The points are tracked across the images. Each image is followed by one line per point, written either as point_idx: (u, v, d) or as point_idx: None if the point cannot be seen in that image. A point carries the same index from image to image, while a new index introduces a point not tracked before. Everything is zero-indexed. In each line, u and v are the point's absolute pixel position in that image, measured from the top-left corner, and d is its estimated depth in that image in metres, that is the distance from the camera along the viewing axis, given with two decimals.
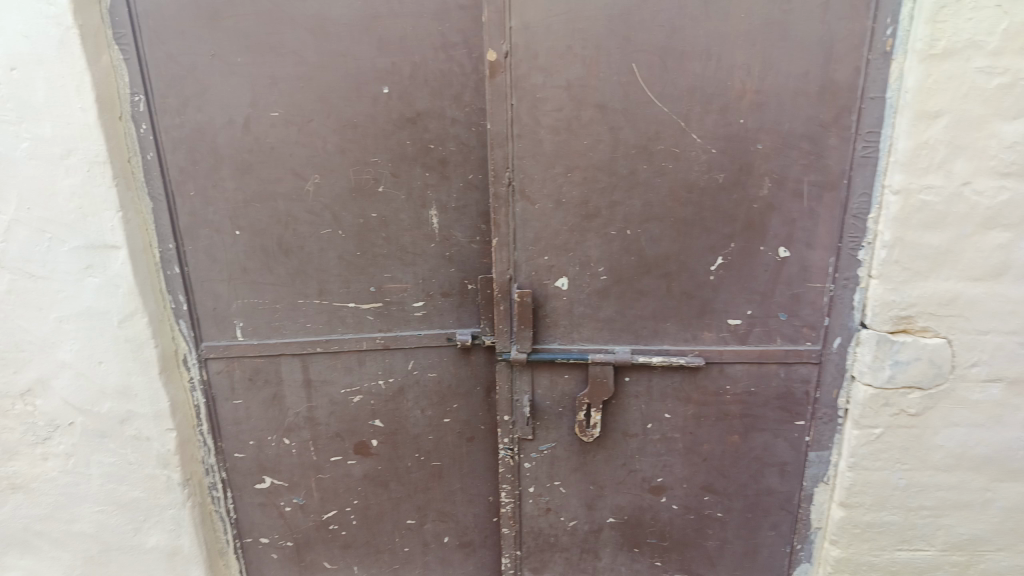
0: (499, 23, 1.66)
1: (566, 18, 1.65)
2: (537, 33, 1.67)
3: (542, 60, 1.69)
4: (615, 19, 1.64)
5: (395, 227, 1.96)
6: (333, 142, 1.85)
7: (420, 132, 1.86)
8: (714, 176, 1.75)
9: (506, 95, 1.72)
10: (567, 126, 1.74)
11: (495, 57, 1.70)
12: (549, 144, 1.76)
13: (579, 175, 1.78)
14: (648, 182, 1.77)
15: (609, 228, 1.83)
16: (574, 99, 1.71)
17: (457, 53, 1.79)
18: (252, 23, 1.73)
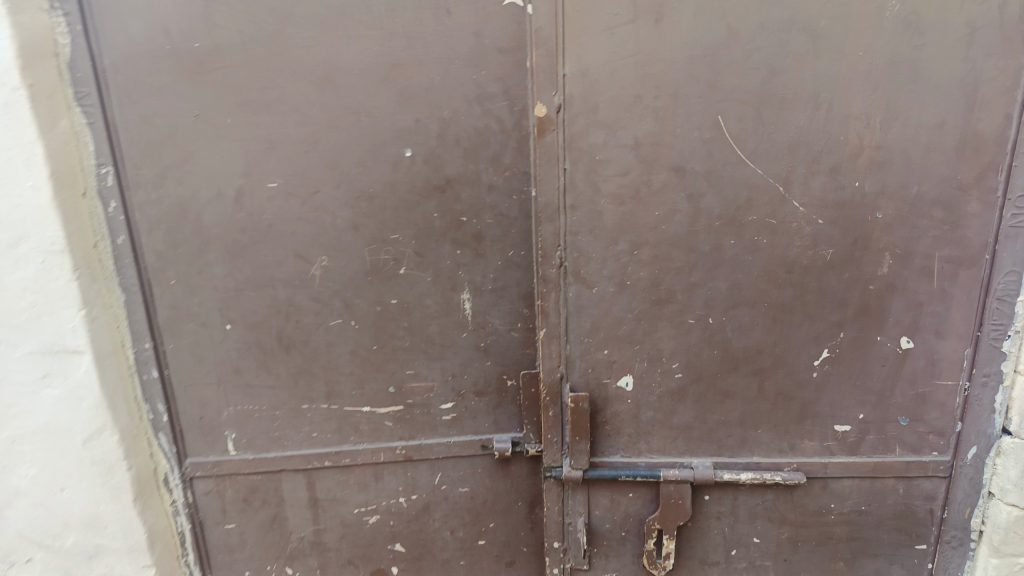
0: (551, 70, 1.34)
1: (636, 62, 1.33)
2: (598, 81, 1.34)
3: (603, 113, 1.36)
4: (697, 62, 1.31)
5: (419, 314, 1.60)
6: (343, 216, 1.51)
7: (450, 201, 1.52)
8: (822, 253, 1.40)
9: (558, 157, 1.39)
10: (633, 194, 1.39)
11: (545, 112, 1.37)
12: (611, 215, 1.42)
13: (649, 253, 1.43)
14: (736, 260, 1.42)
15: (685, 317, 1.47)
16: (643, 161, 1.37)
17: (494, 106, 1.46)
18: (245, 76, 1.41)
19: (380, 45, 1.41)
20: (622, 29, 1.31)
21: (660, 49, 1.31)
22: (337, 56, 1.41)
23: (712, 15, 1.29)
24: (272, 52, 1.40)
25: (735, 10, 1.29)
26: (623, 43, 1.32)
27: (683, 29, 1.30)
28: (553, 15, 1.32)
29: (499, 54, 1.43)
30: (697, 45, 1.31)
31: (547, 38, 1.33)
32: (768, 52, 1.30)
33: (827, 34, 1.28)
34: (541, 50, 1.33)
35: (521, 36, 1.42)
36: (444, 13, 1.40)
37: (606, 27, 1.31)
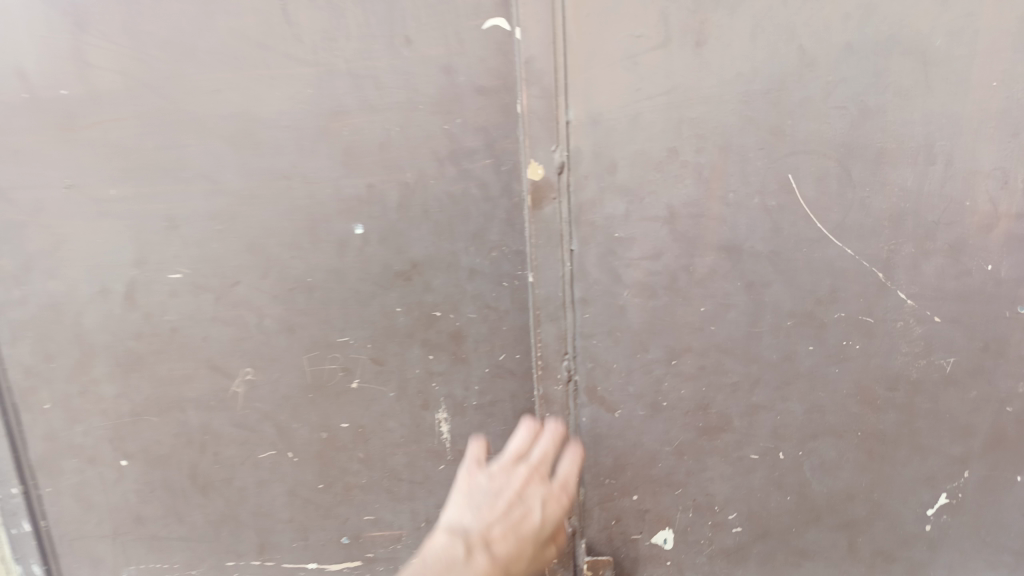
0: (546, 116, 0.95)
1: (667, 103, 0.93)
2: (614, 129, 0.95)
3: (624, 174, 0.96)
4: (756, 100, 0.91)
5: (377, 442, 1.17)
6: (272, 314, 1.11)
7: (417, 293, 1.09)
8: (941, 361, 0.98)
9: (561, 236, 1.00)
10: (669, 283, 0.99)
11: (543, 173, 0.98)
12: (637, 312, 1.02)
13: (692, 364, 1.03)
14: (816, 373, 1.00)
15: (745, 452, 1.06)
16: (682, 239, 0.98)
17: (474, 164, 1.04)
18: (135, 134, 1.05)
19: (315, 87, 1.02)
20: (647, 57, 0.92)
21: (702, 84, 0.92)
22: (257, 103, 1.03)
23: (776, 34, 0.89)
24: (170, 99, 1.03)
25: (811, 25, 0.88)
26: (648, 76, 0.93)
27: (734, 54, 0.90)
28: (549, 40, 0.93)
29: (478, 96, 1.01)
30: (754, 77, 0.90)
31: (542, 72, 0.94)
32: (859, 85, 0.89)
33: (943, 57, 0.87)
34: (534, 88, 0.95)
35: (509, 73, 1.00)
36: (403, 42, 0.99)
37: (626, 54, 0.93)
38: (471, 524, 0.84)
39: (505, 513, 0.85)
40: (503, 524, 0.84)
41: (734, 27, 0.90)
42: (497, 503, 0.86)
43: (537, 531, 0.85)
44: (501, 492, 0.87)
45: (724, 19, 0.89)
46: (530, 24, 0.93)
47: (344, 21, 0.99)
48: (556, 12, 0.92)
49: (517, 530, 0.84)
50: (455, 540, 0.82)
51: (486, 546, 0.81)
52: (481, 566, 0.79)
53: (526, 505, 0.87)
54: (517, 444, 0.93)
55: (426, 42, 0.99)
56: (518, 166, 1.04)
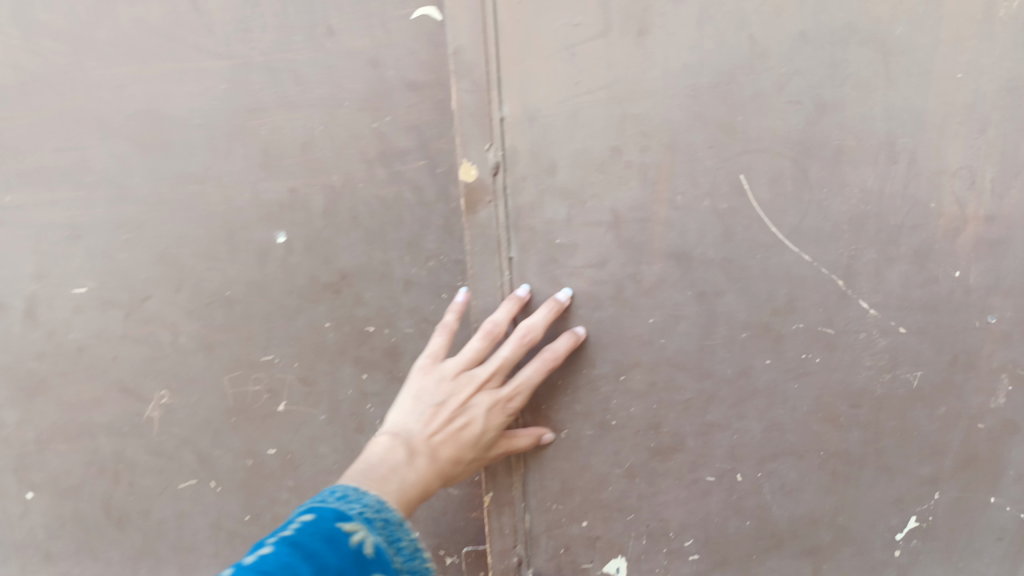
0: (479, 113, 0.83)
1: (609, 97, 0.82)
2: (552, 128, 0.83)
3: (564, 176, 0.85)
4: (703, 95, 0.80)
5: (307, 468, 1.07)
6: (188, 331, 1.02)
7: (347, 307, 1.00)
8: (907, 377, 0.88)
9: (498, 243, 0.88)
10: (614, 292, 0.88)
11: (475, 175, 0.86)
12: (577, 325, 0.90)
13: (641, 381, 0.91)
14: (775, 390, 0.90)
15: (700, 474, 0.95)
16: (627, 245, 0.86)
17: (407, 166, 0.95)
18: (32, 135, 0.96)
19: (229, 82, 0.93)
20: (586, 48, 0.81)
21: (646, 78, 0.80)
22: (166, 100, 0.94)
23: (722, 20, 0.78)
24: (71, 97, 0.94)
25: (761, 11, 0.77)
26: (588, 68, 0.81)
27: (680, 44, 0.79)
28: (477, 28, 0.81)
29: (408, 92, 0.93)
30: (700, 70, 0.79)
31: (472, 64, 0.82)
32: (813, 77, 0.78)
33: (905, 46, 0.76)
34: (464, 82, 0.83)
35: (441, 66, 0.92)
36: (324, 34, 0.91)
37: (563, 44, 0.81)
38: (418, 425, 0.83)
39: (449, 419, 0.84)
40: (447, 434, 0.83)
41: (680, 13, 0.78)
42: (446, 407, 0.84)
43: (479, 440, 0.85)
44: (452, 394, 0.85)
45: (669, 5, 0.78)
46: (455, 10, 0.80)
47: (258, 10, 0.91)
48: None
49: (461, 440, 0.84)
50: (397, 444, 0.81)
51: (428, 449, 0.82)
52: (421, 470, 0.81)
53: (475, 413, 0.84)
54: (481, 344, 0.86)
55: (348, 33, 0.91)
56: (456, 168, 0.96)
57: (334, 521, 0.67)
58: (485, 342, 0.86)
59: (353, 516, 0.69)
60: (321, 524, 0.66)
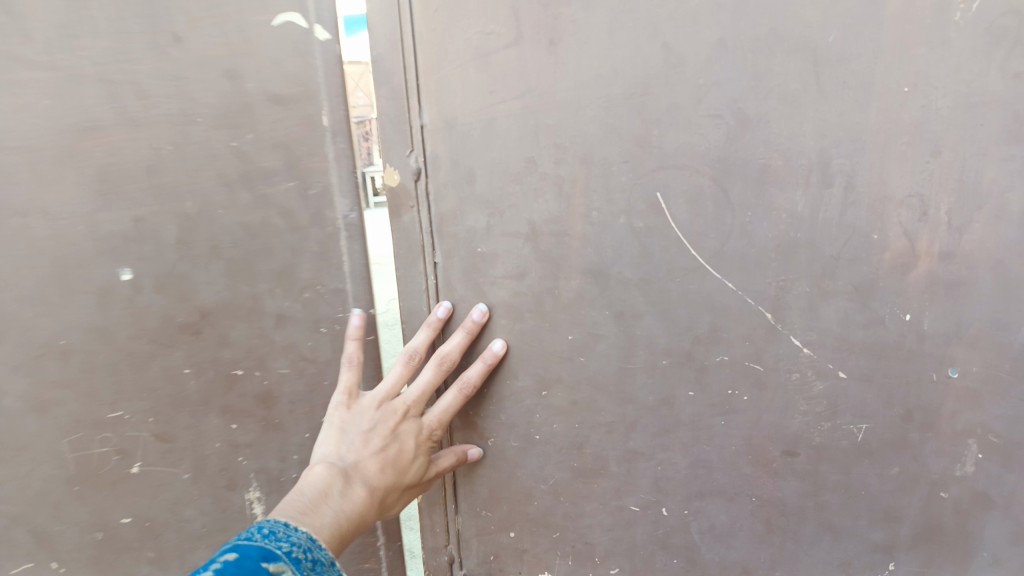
0: (401, 118, 0.85)
1: (522, 107, 0.78)
2: (468, 137, 0.82)
3: (482, 185, 0.83)
4: (617, 105, 0.75)
5: (171, 537, 0.97)
6: (11, 391, 0.89)
7: (209, 350, 0.91)
8: (850, 428, 0.77)
9: (422, 248, 0.89)
10: (533, 305, 0.85)
11: (399, 178, 0.87)
12: (502, 333, 0.87)
13: (563, 397, 0.87)
14: (699, 425, 0.83)
15: (624, 501, 0.90)
16: (545, 259, 0.83)
17: (274, 187, 0.87)
18: None
19: (53, 97, 0.81)
20: (499, 56, 0.78)
21: (561, 85, 0.76)
22: None
23: (635, 30, 0.72)
24: None
25: (677, 17, 0.70)
26: (501, 77, 0.78)
27: (592, 53, 0.74)
28: (398, 39, 0.82)
29: (264, 112, 0.84)
30: (613, 79, 0.74)
31: (392, 73, 0.83)
32: (734, 88, 0.71)
33: (837, 55, 0.67)
34: (384, 88, 0.84)
35: (310, 78, 0.84)
36: (171, 40, 0.81)
37: (477, 53, 0.79)
38: (349, 454, 0.79)
39: (382, 445, 0.80)
40: (381, 460, 0.80)
41: (590, 20, 0.73)
42: (375, 434, 0.81)
43: (413, 466, 0.82)
44: (379, 423, 0.81)
45: (580, 13, 0.74)
46: (377, 21, 0.82)
47: (89, 15, 0.80)
48: (403, 8, 0.81)
49: (395, 467, 0.81)
50: (331, 473, 0.76)
51: (363, 477, 0.78)
52: (358, 499, 0.76)
53: (405, 441, 0.82)
54: (402, 370, 0.85)
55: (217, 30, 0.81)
56: (336, 187, 0.88)
57: (259, 561, 0.60)
58: (404, 368, 0.85)
59: (280, 556, 0.61)
60: (244, 566, 0.58)
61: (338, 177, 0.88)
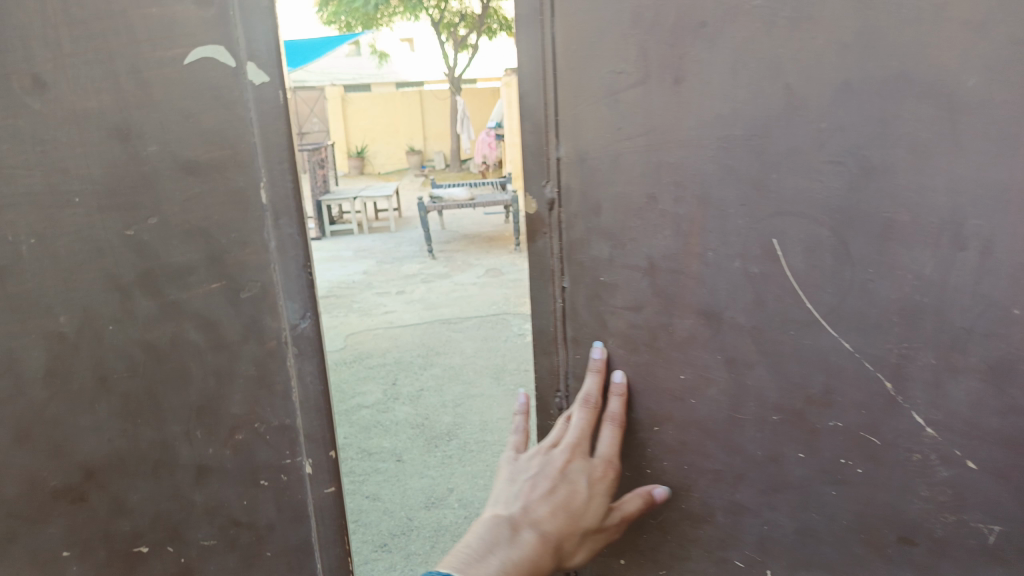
0: (539, 148, 0.79)
1: (648, 145, 0.72)
2: (598, 171, 0.76)
3: (608, 217, 0.77)
4: (736, 147, 0.67)
5: None
6: None
7: (101, 513, 0.85)
8: (979, 527, 0.66)
9: (551, 271, 0.82)
10: (648, 339, 0.78)
11: (534, 207, 0.81)
12: (621, 364, 0.80)
13: (673, 437, 0.79)
14: (808, 490, 0.73)
15: (729, 554, 0.81)
16: (660, 295, 0.76)
17: (184, 292, 0.78)
18: None
19: None
20: (629, 96, 0.71)
21: (682, 125, 0.69)
22: None
23: (758, 73, 0.65)
24: None
25: (799, 59, 0.63)
26: (629, 115, 0.72)
27: (714, 92, 0.67)
28: (538, 73, 0.76)
29: (172, 191, 0.75)
30: (735, 121, 0.67)
31: (533, 107, 0.78)
32: (860, 135, 0.62)
33: (978, 103, 0.57)
34: (527, 122, 0.79)
35: (238, 138, 0.73)
36: (31, 84, 0.72)
37: (607, 91, 0.72)
38: (516, 500, 0.72)
39: (551, 489, 0.73)
40: (552, 502, 0.72)
41: (713, 60, 0.66)
42: (541, 479, 0.74)
43: (588, 509, 0.74)
44: (545, 466, 0.75)
45: (703, 53, 0.67)
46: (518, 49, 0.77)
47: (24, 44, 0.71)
48: (546, 30, 0.74)
49: (569, 509, 0.73)
50: (498, 521, 0.70)
51: (533, 522, 0.70)
52: (530, 545, 0.68)
53: (574, 482, 0.74)
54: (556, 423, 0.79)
55: (176, 64, 0.71)
56: (290, 290, 0.78)
57: None
58: (561, 422, 0.80)
59: None
60: None
61: (286, 274, 0.77)
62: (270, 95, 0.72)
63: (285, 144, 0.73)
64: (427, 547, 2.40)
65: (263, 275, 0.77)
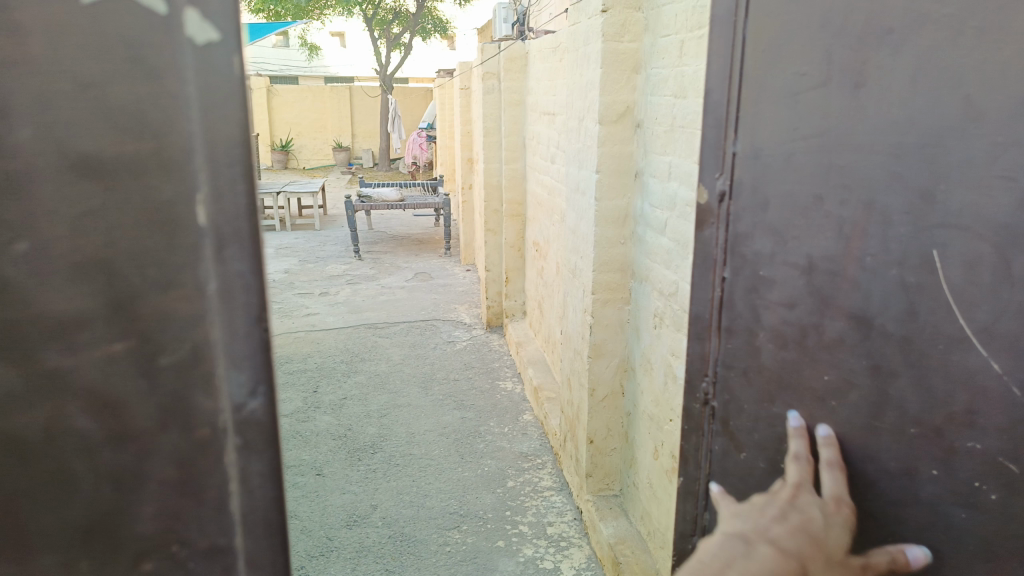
0: (716, 140, 0.74)
1: (820, 147, 0.65)
2: (771, 171, 0.70)
3: (775, 216, 0.70)
4: (908, 154, 0.60)
5: None
6: None
7: None
8: None
9: (714, 262, 0.75)
10: (798, 335, 0.70)
11: (705, 195, 0.75)
12: (762, 355, 0.74)
13: (809, 437, 0.71)
14: (936, 511, 0.65)
15: None
16: (814, 295, 0.68)
17: (69, 359, 0.35)
18: None
19: None
20: (811, 98, 0.65)
21: (857, 130, 0.63)
22: None
23: (942, 83, 0.58)
24: None
25: (984, 69, 0.56)
26: (807, 116, 0.65)
27: (893, 101, 0.60)
28: (726, 71, 0.70)
29: (52, 205, 0.33)
30: (910, 128, 0.60)
31: (716, 103, 0.73)
32: None
33: None
34: (708, 117, 0.74)
35: (168, 119, 0.33)
36: None
37: (788, 92, 0.67)
38: (745, 523, 0.68)
39: (783, 515, 0.68)
40: (785, 526, 0.67)
41: (896, 66, 0.60)
42: (772, 509, 0.69)
43: (833, 546, 0.66)
44: (772, 499, 0.70)
45: (886, 60, 0.60)
46: (713, 40, 0.71)
47: None
48: (738, 21, 0.69)
49: (808, 533, 0.67)
50: (729, 541, 0.67)
51: (766, 538, 0.66)
52: (767, 558, 0.65)
53: (809, 511, 0.68)
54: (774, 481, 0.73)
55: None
56: (232, 355, 0.37)
57: None
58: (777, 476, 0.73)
59: None
60: None
61: (226, 331, 0.36)
62: (220, 58, 0.33)
63: (241, 138, 0.34)
64: (348, 572, 2.19)
65: (195, 331, 0.36)
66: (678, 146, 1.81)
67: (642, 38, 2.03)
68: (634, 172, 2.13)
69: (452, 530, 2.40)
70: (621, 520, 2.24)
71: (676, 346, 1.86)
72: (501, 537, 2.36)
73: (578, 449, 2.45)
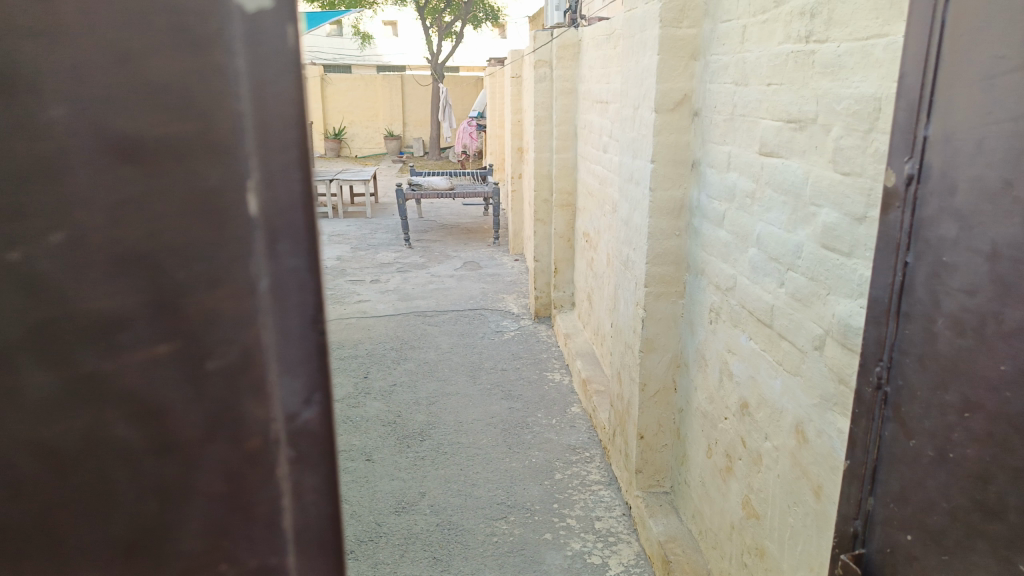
0: (908, 125, 0.68)
1: (1014, 132, 0.57)
2: (961, 154, 0.62)
3: (964, 200, 0.62)
4: None
5: None
6: None
7: None
8: None
9: (896, 246, 0.70)
10: (977, 323, 0.61)
11: (891, 179, 0.70)
12: (941, 346, 0.65)
13: (981, 427, 0.61)
14: None
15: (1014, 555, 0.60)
16: (998, 283, 0.59)
17: (110, 361, 0.28)
18: None
19: None
20: (1006, 81, 0.57)
21: None
22: None
23: None
24: None
25: None
26: (1005, 98, 0.57)
27: None
28: (923, 53, 0.65)
29: (87, 183, 0.27)
30: None
31: (909, 87, 0.68)
32: None
33: None
34: (900, 101, 0.69)
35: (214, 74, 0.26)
36: None
37: (985, 73, 0.59)
38: None
39: None
40: None
41: None
42: None
43: None
44: None
45: None
46: (911, 25, 0.67)
47: None
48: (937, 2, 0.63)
49: None
50: None
51: None
52: None
53: None
54: None
55: None
56: (284, 358, 0.30)
57: None
58: None
59: None
60: None
61: (280, 332, 0.30)
62: (272, 28, 0.27)
63: (298, 120, 0.28)
64: (396, 557, 2.19)
65: (245, 331, 0.29)
66: (738, 135, 1.73)
67: (701, 24, 1.94)
68: (691, 162, 2.05)
69: (499, 520, 2.38)
70: (671, 517, 2.18)
71: (733, 343, 1.79)
72: (548, 530, 2.32)
73: (627, 444, 2.39)
